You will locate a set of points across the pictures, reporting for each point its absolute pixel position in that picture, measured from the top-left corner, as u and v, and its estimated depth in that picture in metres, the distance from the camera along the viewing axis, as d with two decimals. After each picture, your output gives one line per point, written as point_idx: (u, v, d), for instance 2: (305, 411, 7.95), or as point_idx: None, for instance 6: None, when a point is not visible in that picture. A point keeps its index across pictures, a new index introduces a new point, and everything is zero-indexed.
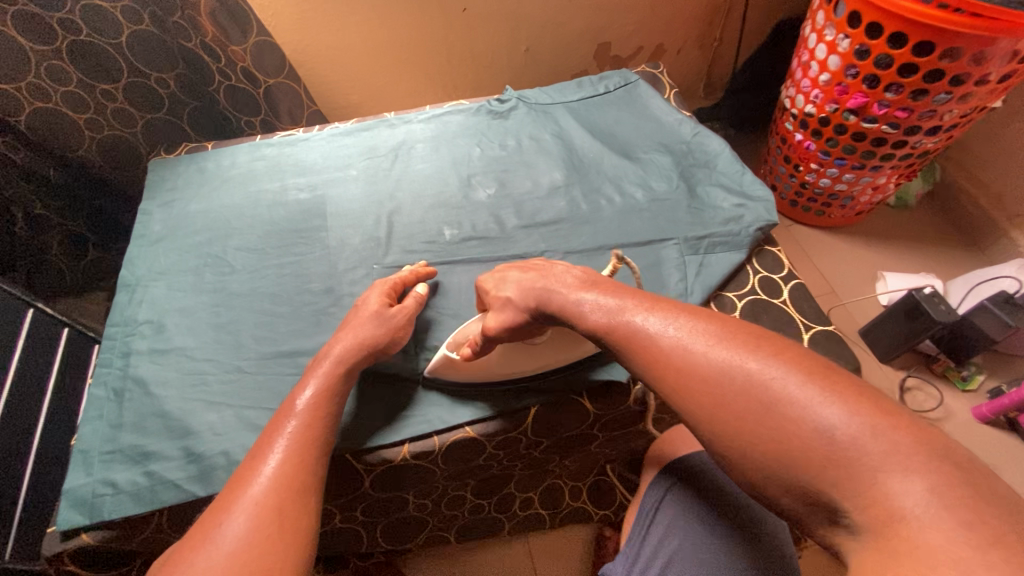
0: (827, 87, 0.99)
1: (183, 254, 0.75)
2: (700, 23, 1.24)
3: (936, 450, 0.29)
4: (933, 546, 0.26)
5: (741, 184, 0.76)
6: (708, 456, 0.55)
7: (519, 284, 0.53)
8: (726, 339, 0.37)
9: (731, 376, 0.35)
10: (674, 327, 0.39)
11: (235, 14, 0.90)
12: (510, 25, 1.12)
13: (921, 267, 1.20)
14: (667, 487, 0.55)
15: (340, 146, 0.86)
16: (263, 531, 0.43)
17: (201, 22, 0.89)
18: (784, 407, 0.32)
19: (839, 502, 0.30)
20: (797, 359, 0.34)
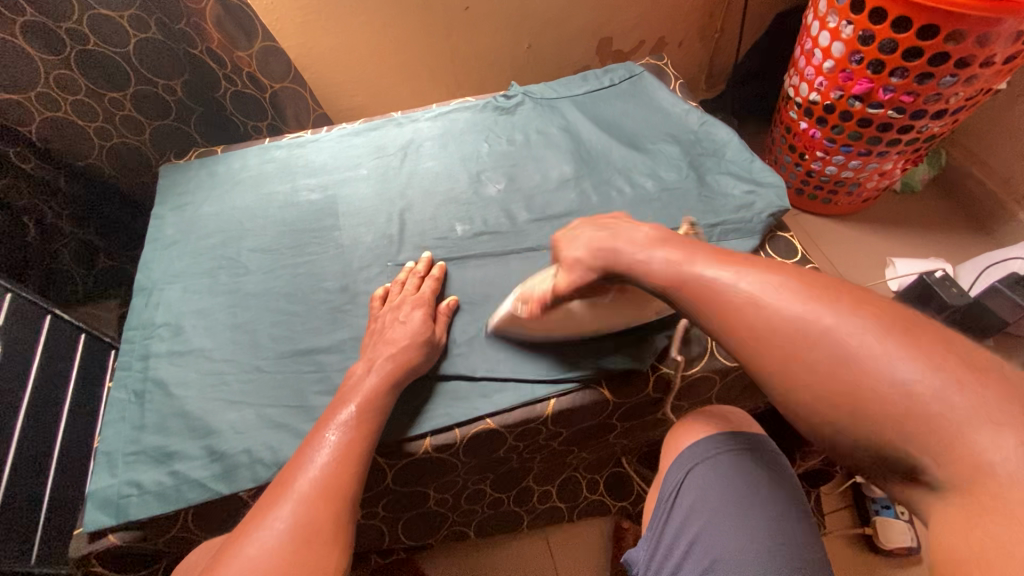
0: (831, 74, 0.99)
1: (197, 257, 0.76)
2: (701, 15, 1.24)
3: (1023, 402, 0.28)
4: (1021, 506, 0.27)
5: (751, 171, 0.76)
6: (726, 437, 0.53)
7: (590, 242, 0.52)
8: (802, 289, 0.37)
9: (804, 329, 0.35)
10: (743, 276, 0.39)
11: (240, 21, 0.91)
12: (512, 23, 1.12)
13: (929, 252, 1.20)
14: (688, 468, 0.53)
15: (349, 146, 0.87)
16: (303, 534, 0.44)
17: (207, 29, 0.90)
18: (859, 360, 0.33)
19: (918, 460, 0.31)
20: (870, 310, 0.34)
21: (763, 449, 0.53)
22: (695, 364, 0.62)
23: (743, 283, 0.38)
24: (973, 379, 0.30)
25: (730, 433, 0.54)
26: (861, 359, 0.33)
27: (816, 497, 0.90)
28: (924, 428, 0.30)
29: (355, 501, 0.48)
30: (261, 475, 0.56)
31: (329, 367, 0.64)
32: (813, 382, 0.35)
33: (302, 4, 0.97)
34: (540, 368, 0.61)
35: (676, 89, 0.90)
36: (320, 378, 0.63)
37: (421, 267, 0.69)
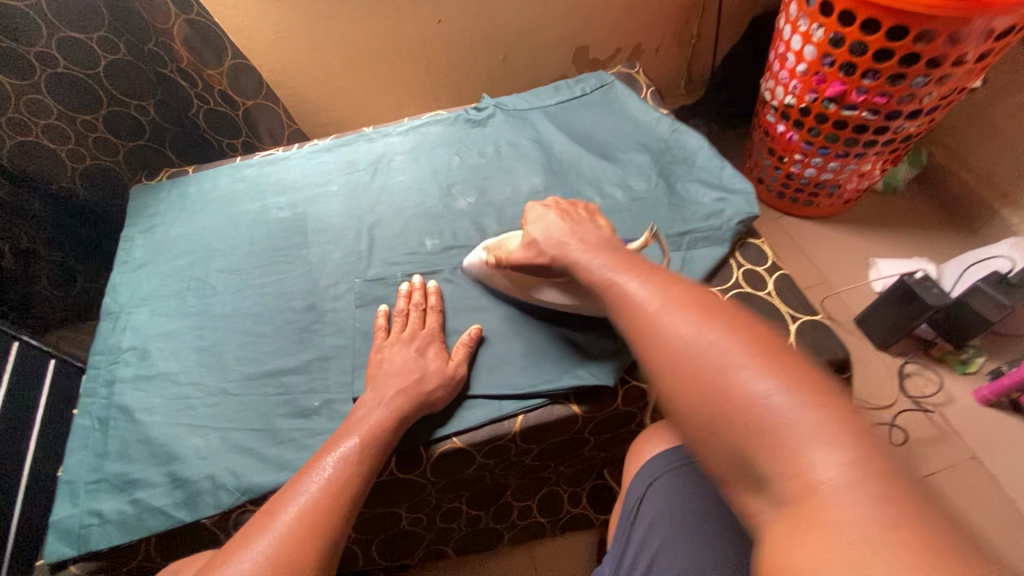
0: (805, 77, 0.99)
1: (166, 279, 0.75)
2: (676, 21, 1.24)
3: (859, 430, 0.29)
4: (841, 522, 0.26)
5: (721, 178, 0.76)
6: (687, 449, 0.52)
7: (547, 227, 0.56)
8: (686, 306, 0.37)
9: (681, 341, 0.35)
10: (642, 286, 0.41)
11: (209, 40, 0.90)
12: (487, 35, 1.12)
13: (913, 252, 1.19)
14: (649, 481, 0.52)
15: (320, 162, 0.87)
16: (285, 559, 0.41)
17: (175, 49, 0.89)
18: (724, 374, 0.33)
19: (762, 475, 0.30)
20: (738, 323, 0.35)
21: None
22: None
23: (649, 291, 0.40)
24: (825, 407, 0.30)
25: (691, 445, 0.53)
26: (729, 367, 0.33)
27: None
28: (769, 440, 0.30)
29: (343, 531, 0.46)
30: (223, 501, 0.55)
31: (295, 389, 0.63)
32: (686, 388, 0.34)
33: (274, 22, 0.97)
34: (510, 384, 0.60)
35: (647, 98, 0.90)
36: (286, 401, 0.62)
37: (414, 288, 0.67)
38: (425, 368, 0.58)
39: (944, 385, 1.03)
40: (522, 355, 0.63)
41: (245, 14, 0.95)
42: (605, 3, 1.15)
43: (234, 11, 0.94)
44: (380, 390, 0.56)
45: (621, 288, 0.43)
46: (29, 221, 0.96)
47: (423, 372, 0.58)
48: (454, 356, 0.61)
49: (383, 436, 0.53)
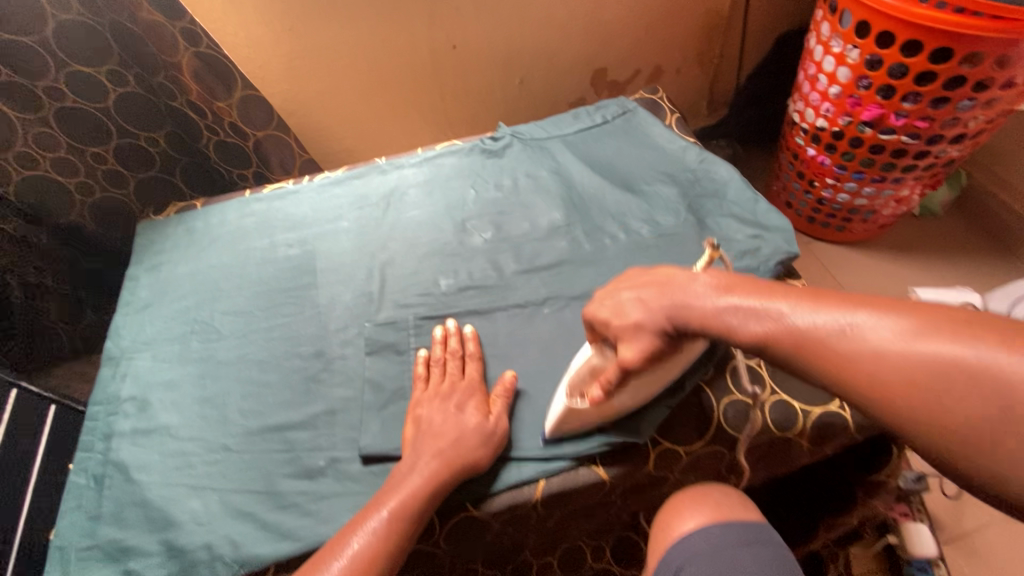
0: (838, 100, 0.93)
1: (169, 322, 0.72)
2: (698, 42, 1.20)
3: None
4: None
5: (755, 213, 0.71)
6: (720, 529, 0.47)
7: (647, 308, 0.43)
8: (914, 322, 0.32)
9: (930, 372, 0.30)
10: (807, 309, 0.36)
11: (218, 72, 0.86)
12: (503, 59, 1.09)
13: (954, 281, 1.12)
14: (677, 566, 0.47)
15: (330, 196, 0.83)
16: None
17: (184, 82, 0.86)
18: (1013, 392, 0.28)
19: None
20: (992, 328, 0.30)
21: (763, 543, 0.46)
22: (700, 437, 0.56)
23: (878, 321, 0.33)
24: None
25: (723, 523, 0.48)
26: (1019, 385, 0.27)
27: (845, 560, 0.82)
28: None
29: None
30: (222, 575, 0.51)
31: (300, 447, 0.59)
32: (952, 418, 0.30)
33: (285, 51, 0.96)
34: (532, 446, 0.56)
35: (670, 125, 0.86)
36: (290, 459, 0.58)
37: (448, 334, 0.63)
38: (466, 429, 0.53)
39: None
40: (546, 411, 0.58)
41: (256, 44, 0.93)
42: (625, 24, 1.11)
43: (245, 42, 0.93)
44: (418, 458, 0.52)
45: (779, 317, 0.37)
46: (38, 254, 0.95)
47: (458, 427, 0.53)
48: (493, 408, 0.56)
49: (406, 513, 0.49)
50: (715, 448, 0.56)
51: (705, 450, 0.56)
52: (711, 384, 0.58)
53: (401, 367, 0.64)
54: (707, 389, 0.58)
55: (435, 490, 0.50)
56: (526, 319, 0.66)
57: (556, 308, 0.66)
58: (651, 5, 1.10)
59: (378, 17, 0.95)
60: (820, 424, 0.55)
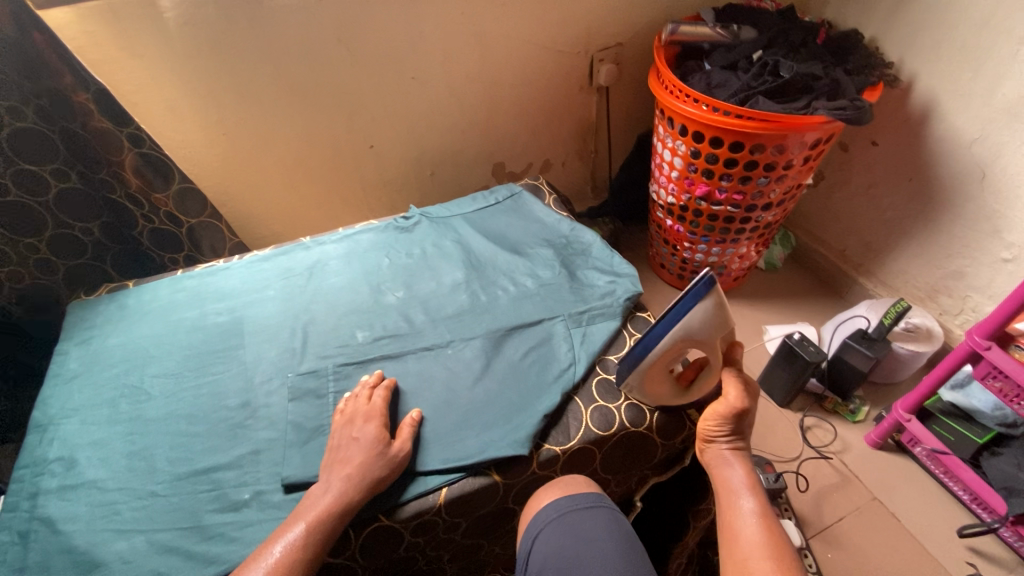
0: (678, 182, 1.20)
1: (98, 389, 0.78)
2: (576, 140, 1.48)
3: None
4: None
5: (612, 265, 0.90)
6: (564, 500, 0.61)
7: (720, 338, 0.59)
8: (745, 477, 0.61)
9: (729, 493, 0.60)
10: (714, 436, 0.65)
11: (158, 168, 0.99)
12: (415, 156, 1.30)
13: (797, 319, 1.37)
14: (534, 535, 0.59)
15: (258, 271, 0.94)
16: None
17: (126, 177, 0.98)
18: (740, 518, 0.57)
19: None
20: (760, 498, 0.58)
21: (598, 505, 0.60)
22: (572, 438, 0.69)
23: (733, 463, 0.62)
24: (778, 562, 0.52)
25: (568, 496, 0.61)
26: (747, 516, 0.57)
27: None
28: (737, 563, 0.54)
29: None
30: None
31: (226, 484, 0.65)
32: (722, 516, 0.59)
33: (220, 151, 1.10)
34: (436, 459, 0.66)
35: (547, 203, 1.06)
36: (216, 496, 0.64)
37: (373, 380, 0.72)
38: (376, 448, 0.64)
39: (841, 436, 1.14)
40: (446, 431, 0.69)
41: (193, 146, 1.07)
42: (515, 128, 1.37)
43: (182, 144, 1.06)
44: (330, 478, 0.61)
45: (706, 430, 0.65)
46: None
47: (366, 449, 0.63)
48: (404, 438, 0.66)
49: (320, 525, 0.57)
50: (585, 447, 0.69)
51: (578, 448, 0.69)
52: (579, 396, 0.73)
53: (321, 408, 0.73)
54: (576, 400, 0.73)
55: (338, 502, 0.59)
56: (433, 359, 0.78)
57: (457, 347, 0.79)
58: (534, 114, 1.36)
59: (305, 124, 1.14)
60: (663, 419, 0.71)
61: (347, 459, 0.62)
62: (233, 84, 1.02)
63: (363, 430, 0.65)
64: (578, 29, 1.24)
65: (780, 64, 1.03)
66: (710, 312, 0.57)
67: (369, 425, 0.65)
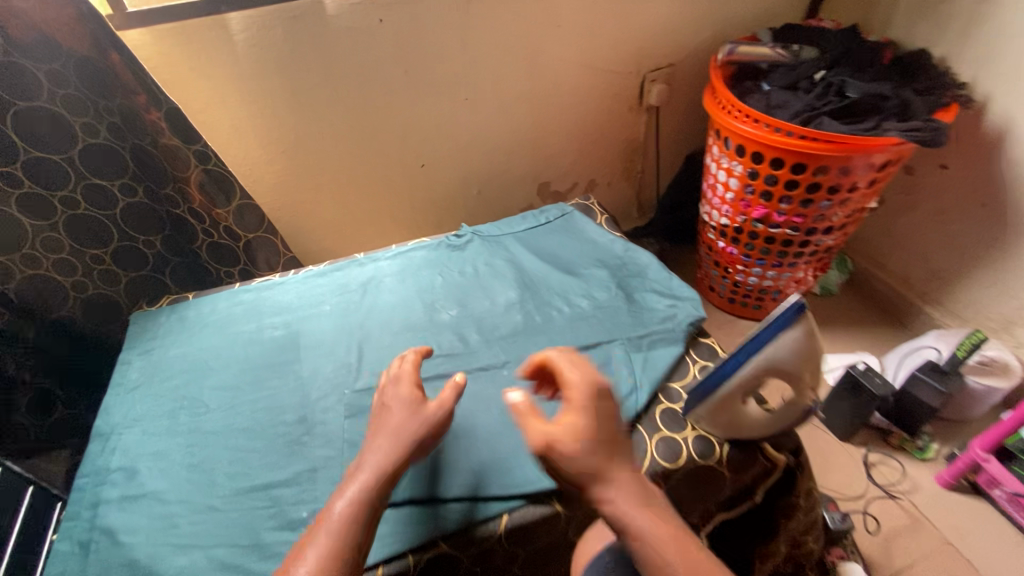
0: (733, 203, 1.18)
1: (158, 400, 0.79)
2: (624, 160, 1.46)
3: None
4: None
5: (671, 287, 0.87)
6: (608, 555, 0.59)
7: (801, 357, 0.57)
8: None
9: None
10: None
11: (221, 185, 0.99)
12: (464, 175, 1.31)
13: (855, 347, 1.31)
14: None
15: (313, 286, 0.95)
16: None
17: (190, 193, 1.01)
18: None
19: None
20: None
21: None
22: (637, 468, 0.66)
23: None
24: None
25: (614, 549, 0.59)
26: None
27: None
28: None
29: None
30: None
31: (283, 502, 0.65)
32: None
33: (278, 168, 1.13)
34: (496, 485, 0.64)
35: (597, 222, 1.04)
36: (273, 513, 0.63)
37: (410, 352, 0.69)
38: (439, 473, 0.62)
39: (908, 474, 1.07)
40: (506, 455, 0.67)
41: (253, 163, 1.10)
42: (563, 148, 1.36)
43: (243, 161, 1.09)
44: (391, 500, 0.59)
45: None
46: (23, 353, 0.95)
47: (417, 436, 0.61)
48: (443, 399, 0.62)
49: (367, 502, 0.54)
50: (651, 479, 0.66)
51: None
52: (643, 424, 0.71)
53: None
54: (640, 428, 0.70)
55: None
56: (490, 381, 0.77)
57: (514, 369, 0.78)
58: (582, 133, 1.36)
59: (359, 142, 1.16)
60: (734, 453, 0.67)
61: (381, 426, 0.60)
62: (295, 103, 1.05)
63: (396, 396, 0.63)
64: (630, 50, 1.23)
65: (847, 83, 1.01)
66: (798, 341, 0.56)
67: (401, 389, 0.63)
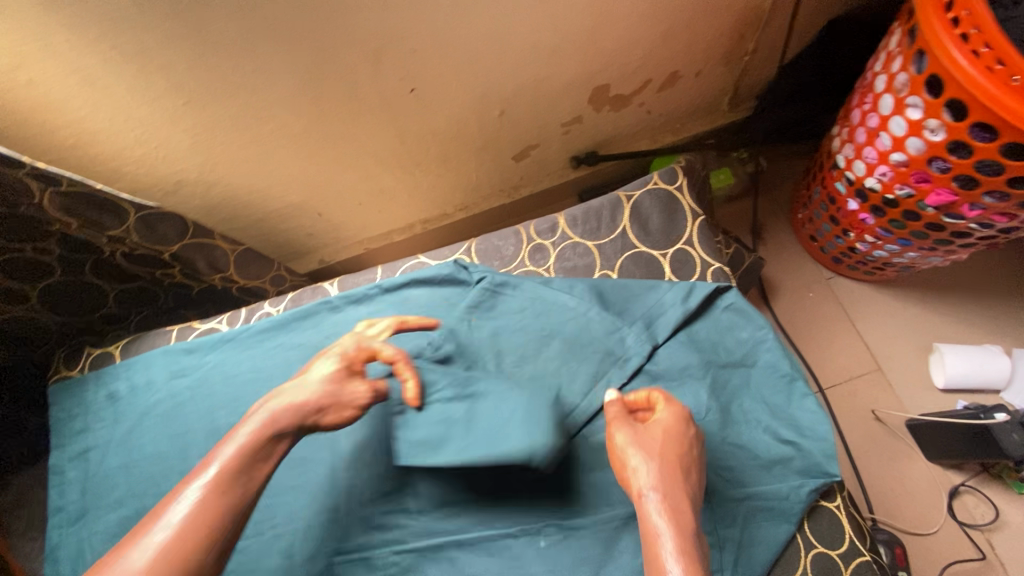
0: (899, 169, 0.76)
1: (112, 541, 0.63)
2: (728, 39, 0.93)
3: None
4: None
5: (788, 403, 0.60)
6: None
7: None
8: None
9: None
10: None
11: (96, 203, 0.65)
12: (478, 91, 0.85)
13: (988, 334, 1.01)
14: None
15: (275, 350, 0.70)
16: None
17: (56, 216, 0.65)
18: None
19: None
20: None
21: None
22: None
23: None
24: None
25: None
26: None
27: None
28: None
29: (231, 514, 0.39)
30: None
31: None
32: None
33: (187, 125, 0.72)
34: None
35: (669, 249, 0.69)
36: None
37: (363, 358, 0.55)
38: None
39: (998, 510, 0.90)
40: None
41: (144, 125, 0.70)
42: (635, 34, 0.84)
43: (128, 125, 0.69)
44: None
45: None
46: None
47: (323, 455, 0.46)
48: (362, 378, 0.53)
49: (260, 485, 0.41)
50: None
51: None
52: None
53: None
54: None
55: None
56: (521, 553, 0.57)
57: (553, 542, 0.57)
58: (669, 10, 0.82)
59: (304, 72, 0.70)
60: None
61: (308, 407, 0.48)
62: (175, 26, 0.60)
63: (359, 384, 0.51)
64: None
65: None
66: None
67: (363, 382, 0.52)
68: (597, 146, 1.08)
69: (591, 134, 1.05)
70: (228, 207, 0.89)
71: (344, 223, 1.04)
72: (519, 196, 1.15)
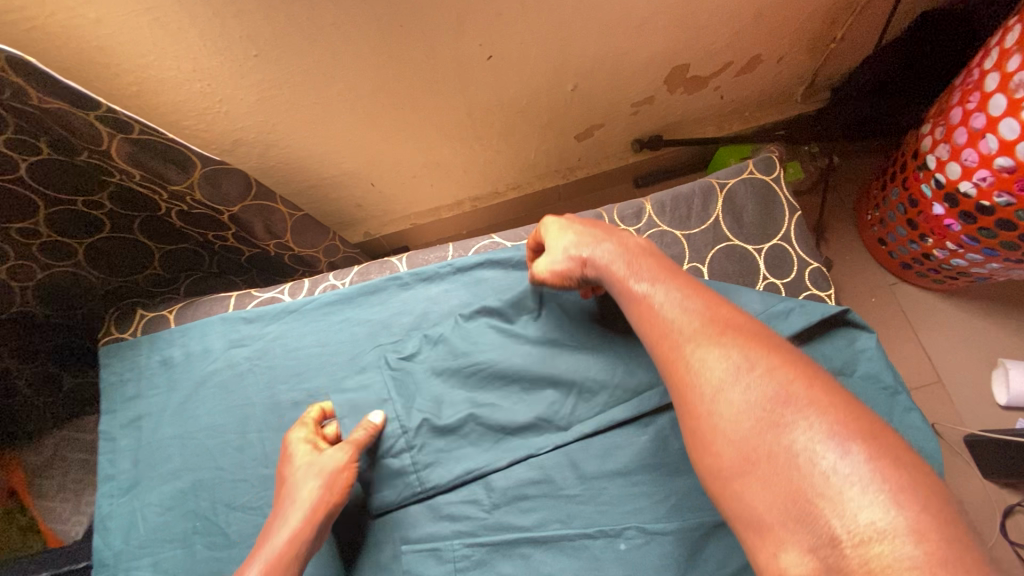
0: (1003, 175, 0.71)
1: (167, 513, 0.61)
2: (819, 24, 0.87)
3: None
4: None
5: (891, 416, 0.56)
6: None
7: None
8: None
9: None
10: None
11: (160, 149, 0.61)
12: (555, 63, 0.80)
13: None
14: None
15: (341, 326, 0.67)
16: None
17: (119, 165, 0.61)
18: None
19: None
20: None
21: None
22: None
23: None
24: None
25: None
26: None
27: None
28: None
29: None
30: None
31: None
32: None
33: (254, 80, 0.67)
34: None
35: (764, 244, 0.65)
36: None
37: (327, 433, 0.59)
38: None
39: None
40: None
41: (210, 77, 0.65)
42: (728, 11, 0.79)
43: (193, 75, 0.64)
44: None
45: None
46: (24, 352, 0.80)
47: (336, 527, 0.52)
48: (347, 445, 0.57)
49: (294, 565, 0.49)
50: None
51: None
52: None
53: None
54: None
55: None
56: (600, 555, 0.54)
57: (635, 545, 0.53)
58: None
59: (383, 30, 0.65)
60: None
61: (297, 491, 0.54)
62: None
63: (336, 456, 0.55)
64: None
65: None
66: None
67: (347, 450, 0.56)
68: (662, 130, 1.03)
69: (658, 117, 0.99)
70: (282, 170, 0.85)
71: (394, 195, 1.00)
72: (574, 178, 1.10)
